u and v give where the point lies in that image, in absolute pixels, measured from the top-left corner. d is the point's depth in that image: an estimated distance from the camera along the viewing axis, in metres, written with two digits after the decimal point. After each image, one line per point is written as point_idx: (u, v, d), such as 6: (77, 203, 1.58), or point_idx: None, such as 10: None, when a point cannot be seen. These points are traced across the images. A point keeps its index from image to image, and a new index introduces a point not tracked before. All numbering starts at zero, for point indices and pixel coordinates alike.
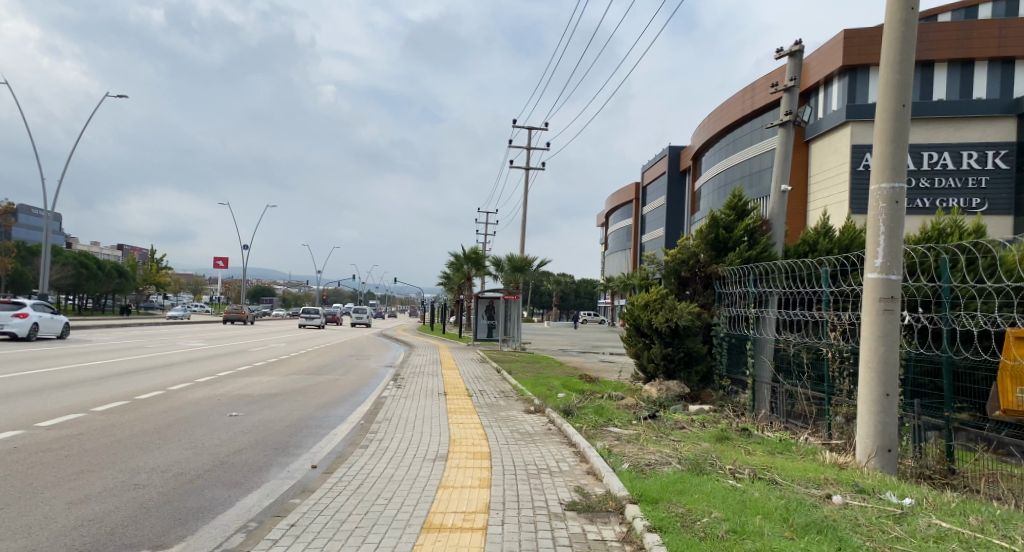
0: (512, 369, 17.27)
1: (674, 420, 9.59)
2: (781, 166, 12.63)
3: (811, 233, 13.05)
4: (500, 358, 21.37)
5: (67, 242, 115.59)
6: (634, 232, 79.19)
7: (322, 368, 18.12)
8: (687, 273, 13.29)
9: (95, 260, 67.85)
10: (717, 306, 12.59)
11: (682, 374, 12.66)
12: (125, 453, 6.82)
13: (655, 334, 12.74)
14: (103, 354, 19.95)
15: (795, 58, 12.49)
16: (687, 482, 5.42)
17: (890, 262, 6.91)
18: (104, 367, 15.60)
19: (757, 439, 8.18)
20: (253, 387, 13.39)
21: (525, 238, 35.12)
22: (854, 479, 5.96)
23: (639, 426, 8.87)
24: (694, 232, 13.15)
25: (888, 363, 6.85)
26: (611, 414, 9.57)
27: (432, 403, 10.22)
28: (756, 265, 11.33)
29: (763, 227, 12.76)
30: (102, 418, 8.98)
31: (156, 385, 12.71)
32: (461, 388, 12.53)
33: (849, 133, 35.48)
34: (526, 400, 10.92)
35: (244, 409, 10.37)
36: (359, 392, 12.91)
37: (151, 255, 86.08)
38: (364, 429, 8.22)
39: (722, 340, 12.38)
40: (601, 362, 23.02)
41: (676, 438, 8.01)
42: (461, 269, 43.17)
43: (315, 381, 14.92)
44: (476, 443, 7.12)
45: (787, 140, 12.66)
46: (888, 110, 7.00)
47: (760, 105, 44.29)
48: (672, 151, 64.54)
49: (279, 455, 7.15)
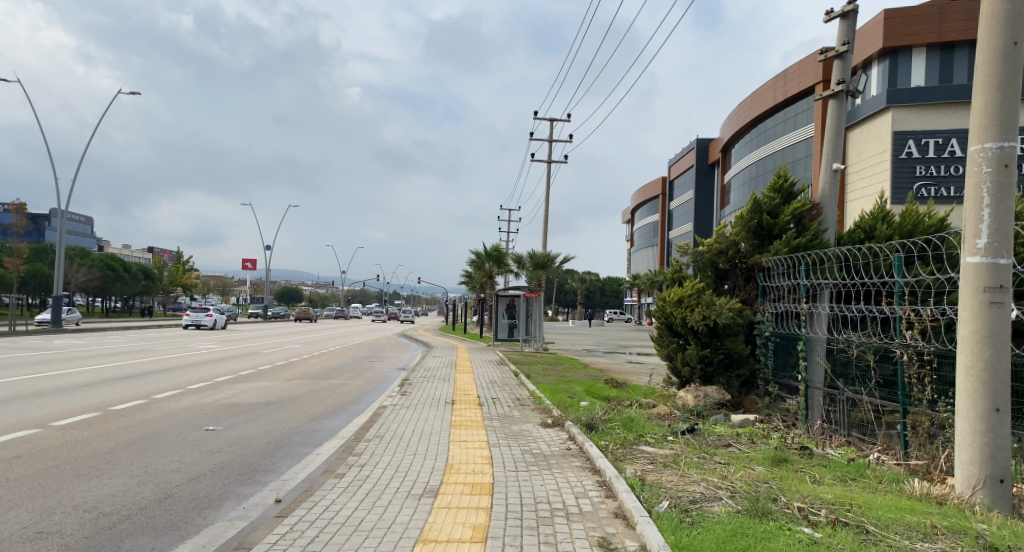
0: (532, 372, 15.92)
1: (717, 435, 8.21)
2: (832, 143, 11.04)
3: (866, 219, 11.50)
4: (519, 360, 20.05)
5: (97, 245, 116.80)
6: (661, 227, 77.30)
7: (331, 372, 16.95)
8: (725, 265, 11.85)
9: (122, 262, 68.06)
10: (761, 302, 11.15)
11: (721, 378, 11.27)
12: (52, 485, 5.63)
13: (690, 333, 11.33)
14: (106, 358, 18.95)
15: (847, 20, 10.96)
16: (750, 534, 4.05)
17: (998, 243, 5.45)
18: (96, 372, 14.62)
19: (821, 461, 6.79)
20: (248, 394, 12.21)
21: (547, 234, 33.75)
22: (969, 524, 4.50)
23: (677, 444, 7.50)
24: (734, 219, 11.71)
25: (998, 370, 5.38)
26: (642, 428, 8.18)
27: (434, 415, 8.95)
28: (809, 254, 9.90)
29: (813, 211, 11.24)
30: (58, 434, 7.85)
31: (140, 393, 11.57)
32: (473, 395, 11.19)
33: (890, 118, 33.56)
34: (544, 411, 9.56)
35: (225, 422, 9.19)
36: (360, 399, 11.66)
37: (178, 257, 86.05)
38: (350, 448, 7.02)
39: (767, 340, 10.96)
40: (629, 363, 21.60)
41: (721, 459, 6.66)
42: (482, 268, 41.92)
43: (317, 387, 13.72)
44: (476, 472, 5.86)
45: (838, 114, 11.10)
46: (994, 51, 5.51)
47: (793, 93, 41.95)
48: (699, 144, 62.58)
49: (241, 485, 5.95)
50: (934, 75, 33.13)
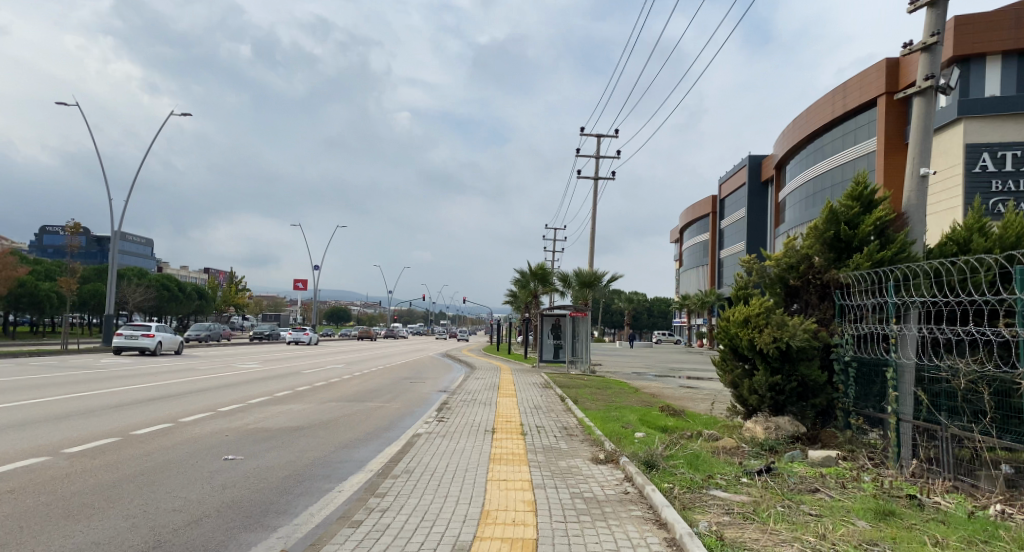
0: (579, 397, 14.88)
1: (800, 478, 7.06)
2: (918, 144, 9.78)
3: (960, 230, 10.20)
4: (565, 383, 18.97)
5: (157, 267, 121.06)
6: (711, 247, 75.23)
7: (368, 394, 16.19)
8: (796, 281, 10.68)
9: (177, 282, 69.60)
10: (839, 323, 9.96)
11: (794, 408, 10.09)
12: (32, 529, 4.91)
13: (759, 358, 10.18)
14: (147, 378, 18.63)
15: (936, 8, 9.79)
16: None
17: None
18: (132, 392, 14.30)
19: (936, 515, 5.58)
20: (279, 418, 11.52)
21: (593, 253, 32.62)
22: None
23: (753, 488, 6.41)
24: (805, 230, 10.59)
25: None
26: (710, 468, 7.11)
27: (472, 446, 8.03)
28: (898, 268, 8.74)
29: (897, 221, 10.02)
30: (65, 462, 7.20)
31: (166, 416, 10.97)
32: (515, 423, 10.24)
33: (961, 130, 31.51)
34: (595, 443, 8.51)
35: (249, 449, 8.47)
36: (395, 425, 10.81)
37: (230, 278, 87.57)
38: (373, 486, 6.15)
39: (847, 366, 9.77)
40: (682, 388, 20.21)
41: (813, 512, 5.54)
42: (527, 287, 41.03)
43: (352, 411, 12.98)
44: (517, 527, 4.89)
45: (926, 112, 9.87)
46: None
47: (852, 107, 39.93)
48: (752, 160, 60.70)
49: (245, 530, 5.12)
50: (1009, 83, 31.13)
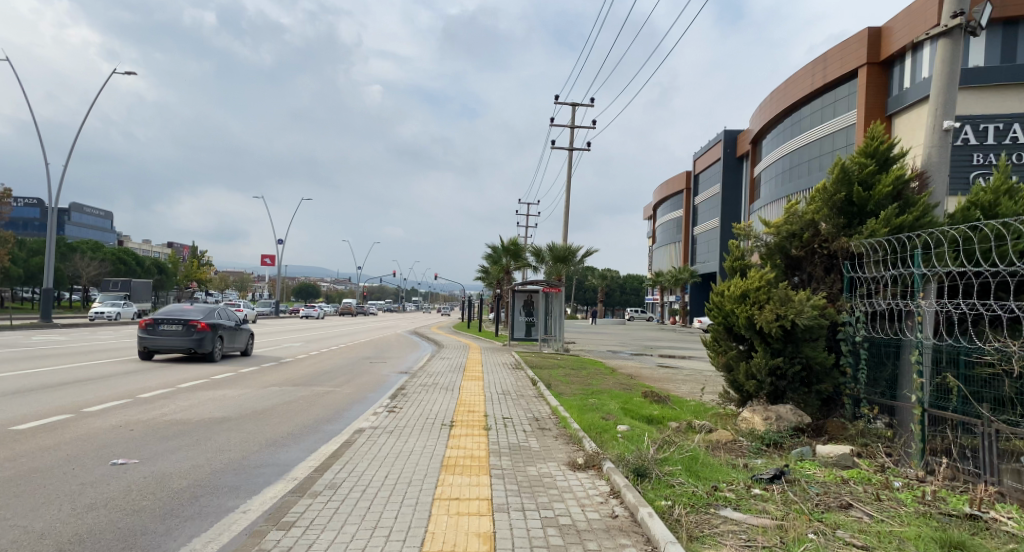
0: (551, 379, 13.59)
1: (822, 487, 5.74)
2: (942, 93, 8.38)
3: (984, 193, 8.90)
4: (537, 364, 17.58)
5: (115, 239, 116.69)
6: (685, 223, 74.38)
7: (318, 377, 14.62)
8: (798, 251, 9.40)
9: (133, 256, 66.42)
10: (848, 298, 8.69)
11: (796, 395, 8.88)
12: None
13: (758, 339, 8.91)
14: (77, 357, 16.80)
15: None
16: None
17: None
18: (48, 374, 12.70)
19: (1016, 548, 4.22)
20: (205, 406, 9.98)
21: (567, 227, 31.20)
22: None
23: (772, 504, 5.06)
24: (810, 193, 9.29)
25: None
26: (713, 475, 5.77)
27: (423, 447, 6.60)
28: (922, 233, 7.46)
29: (915, 183, 8.72)
30: None
31: (69, 406, 9.31)
32: (478, 414, 8.81)
33: None
34: (572, 441, 7.14)
35: (148, 451, 6.92)
36: (339, 416, 9.31)
37: (192, 251, 84.11)
38: (285, 510, 4.66)
39: (856, 347, 8.52)
40: (660, 368, 18.96)
41: (858, 543, 4.23)
42: (498, 262, 39.61)
43: (297, 397, 11.47)
44: None
45: (954, 53, 8.35)
46: None
47: (832, 78, 38.91)
48: (727, 135, 59.74)
49: None
50: (994, 54, 30.18)
